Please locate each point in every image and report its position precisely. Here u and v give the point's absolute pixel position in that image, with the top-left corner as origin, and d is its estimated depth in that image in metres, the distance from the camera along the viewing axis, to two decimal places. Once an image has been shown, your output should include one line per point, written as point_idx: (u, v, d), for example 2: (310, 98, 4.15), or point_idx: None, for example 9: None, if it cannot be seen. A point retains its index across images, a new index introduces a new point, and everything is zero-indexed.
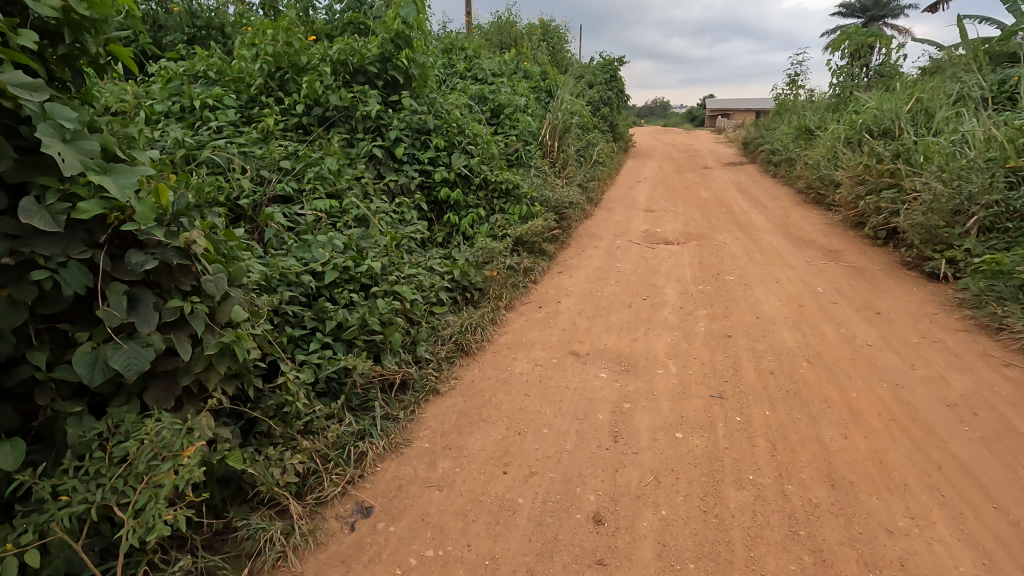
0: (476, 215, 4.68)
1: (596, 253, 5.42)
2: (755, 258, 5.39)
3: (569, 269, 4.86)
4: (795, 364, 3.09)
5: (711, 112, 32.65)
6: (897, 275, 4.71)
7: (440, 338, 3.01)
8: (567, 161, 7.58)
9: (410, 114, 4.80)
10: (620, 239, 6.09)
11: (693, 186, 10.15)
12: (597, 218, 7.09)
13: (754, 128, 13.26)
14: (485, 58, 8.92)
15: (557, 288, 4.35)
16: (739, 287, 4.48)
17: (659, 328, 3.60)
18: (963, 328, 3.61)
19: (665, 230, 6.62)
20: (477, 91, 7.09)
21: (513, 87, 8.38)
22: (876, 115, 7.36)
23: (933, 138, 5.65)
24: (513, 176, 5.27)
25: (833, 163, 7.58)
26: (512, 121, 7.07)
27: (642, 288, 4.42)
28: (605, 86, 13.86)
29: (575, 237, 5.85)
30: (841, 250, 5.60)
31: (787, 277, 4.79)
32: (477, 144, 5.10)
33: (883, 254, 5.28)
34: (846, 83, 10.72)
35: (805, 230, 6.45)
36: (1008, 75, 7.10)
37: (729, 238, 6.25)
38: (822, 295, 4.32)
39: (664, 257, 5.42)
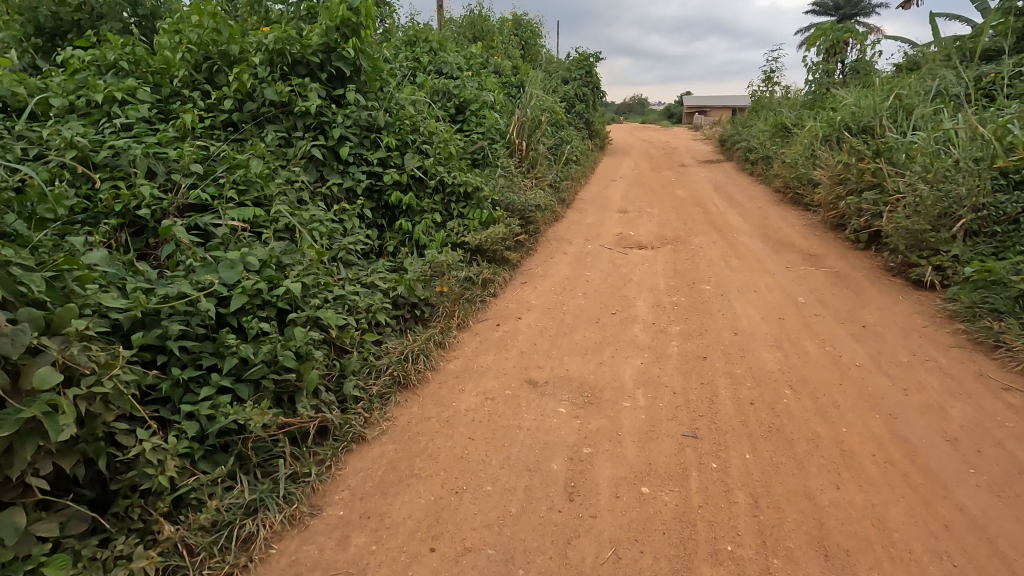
0: (430, 221, 4.28)
1: (564, 260, 5.05)
2: (733, 263, 5.08)
3: (534, 278, 4.48)
4: (778, 391, 2.76)
5: (688, 109, 32.62)
6: (881, 283, 4.43)
7: (373, 370, 2.61)
8: (537, 161, 7.19)
9: (357, 110, 4.36)
10: (591, 244, 5.73)
11: (670, 184, 9.86)
12: (568, 221, 6.72)
13: (731, 125, 13.07)
14: (452, 51, 8.49)
15: (519, 301, 3.97)
16: (715, 297, 4.15)
17: (628, 349, 3.24)
18: (956, 344, 3.33)
19: (638, 233, 6.29)
20: (440, 86, 6.65)
21: (481, 82, 7.95)
22: (854, 112, 7.13)
23: (914, 136, 5.39)
24: (474, 177, 4.87)
25: (811, 162, 7.34)
26: (478, 118, 6.65)
27: (612, 300, 4.06)
28: (580, 81, 13.50)
29: (543, 243, 5.48)
30: (821, 254, 5.32)
31: (766, 285, 4.48)
32: (433, 142, 4.68)
33: (866, 259, 5.02)
34: (822, 79, 10.53)
35: (784, 232, 6.18)
36: (986, 71, 6.93)
37: (705, 241, 5.95)
38: (804, 305, 4.02)
39: (637, 263, 5.07)
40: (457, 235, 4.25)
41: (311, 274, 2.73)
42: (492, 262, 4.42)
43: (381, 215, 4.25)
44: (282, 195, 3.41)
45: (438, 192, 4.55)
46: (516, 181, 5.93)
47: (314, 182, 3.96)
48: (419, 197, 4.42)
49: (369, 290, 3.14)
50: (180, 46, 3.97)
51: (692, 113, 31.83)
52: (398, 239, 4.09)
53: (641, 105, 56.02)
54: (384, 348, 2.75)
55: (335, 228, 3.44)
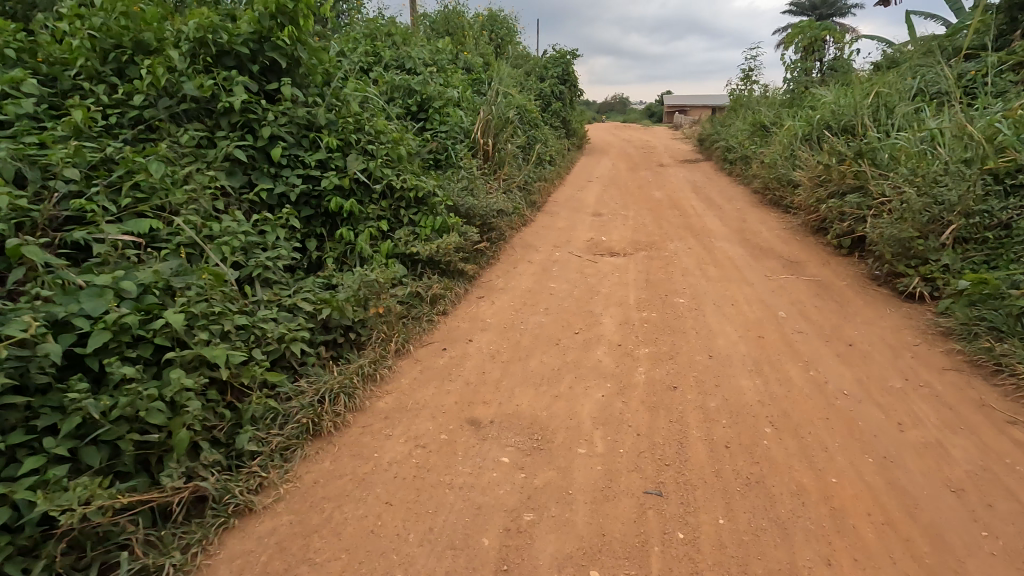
0: (376, 230, 3.87)
1: (527, 269, 4.65)
2: (709, 272, 4.74)
3: (493, 292, 4.07)
4: (757, 430, 2.40)
5: (669, 108, 32.52)
6: (866, 294, 4.11)
7: (276, 415, 2.19)
8: (504, 162, 6.79)
9: (293, 106, 3.90)
10: (560, 251, 5.34)
11: (646, 185, 9.52)
12: (537, 226, 6.34)
13: (710, 125, 12.82)
14: (417, 46, 8.04)
15: (473, 319, 3.56)
16: (689, 312, 3.79)
17: (589, 377, 2.85)
18: (952, 367, 3.00)
19: (611, 238, 5.92)
20: (399, 81, 6.21)
21: (447, 78, 7.51)
22: (834, 110, 6.85)
23: (898, 135, 5.10)
24: (428, 181, 4.46)
25: (790, 163, 7.06)
26: (442, 116, 6.23)
27: (577, 316, 3.67)
28: (556, 78, 13.11)
29: (507, 251, 5.08)
30: (802, 261, 5.00)
31: (744, 297, 4.14)
32: (381, 142, 4.24)
33: (848, 266, 4.72)
34: (800, 78, 10.30)
35: (762, 237, 5.86)
36: (967, 69, 6.72)
37: (680, 247, 5.61)
38: (785, 321, 3.68)
39: (607, 273, 4.69)
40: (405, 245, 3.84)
41: (210, 300, 2.30)
42: (446, 274, 4.00)
43: (319, 224, 3.82)
44: (192, 203, 2.95)
45: (385, 198, 4.12)
46: (480, 184, 5.53)
47: (239, 188, 3.52)
48: (363, 203, 3.99)
49: (288, 316, 2.72)
50: (81, 31, 3.48)
51: (673, 112, 31.71)
52: (337, 252, 3.67)
53: (622, 104, 56.08)
54: (294, 386, 2.33)
55: (253, 242, 3.00)
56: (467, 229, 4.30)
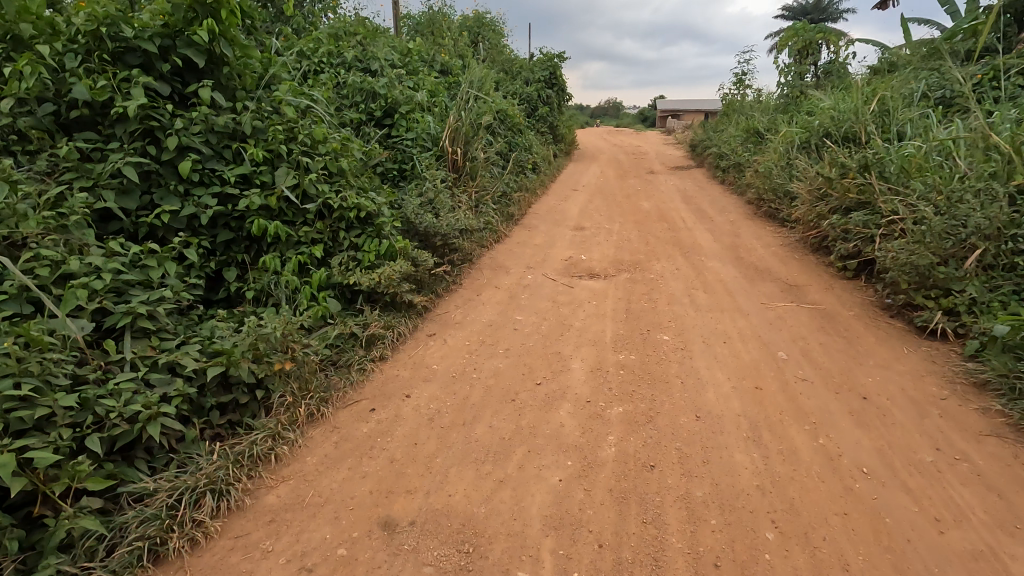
0: (307, 257, 3.30)
1: (492, 298, 4.10)
2: (698, 299, 4.19)
3: (447, 328, 3.51)
4: (754, 538, 1.85)
5: (661, 113, 32.12)
6: (877, 329, 3.57)
7: (104, 533, 1.65)
8: (477, 172, 6.24)
9: (209, 112, 3.29)
10: (532, 273, 4.79)
11: (634, 195, 9.01)
12: (512, 243, 5.79)
13: (702, 130, 12.32)
14: (387, 47, 7.51)
15: (418, 366, 2.99)
16: (674, 353, 3.24)
17: (546, 451, 2.29)
18: (992, 433, 2.47)
19: (591, 257, 5.37)
20: (361, 84, 5.77)
21: (418, 80, 6.96)
22: (833, 116, 6.34)
23: (906, 145, 4.60)
24: (376, 198, 3.89)
25: (787, 173, 6.55)
26: (408, 122, 5.90)
27: (541, 361, 3.11)
28: (542, 82, 12.61)
29: (472, 275, 4.53)
30: (802, 286, 4.48)
31: (738, 332, 3.60)
32: (319, 152, 3.65)
33: (854, 293, 4.20)
34: (795, 82, 9.82)
35: (757, 255, 5.34)
36: (975, 72, 6.24)
37: (667, 267, 5.07)
38: (786, 364, 3.14)
39: (583, 300, 4.14)
40: (341, 275, 3.26)
41: (23, 375, 1.74)
42: (392, 309, 3.43)
43: (242, 251, 3.28)
44: (57, 234, 2.39)
45: (321, 220, 3.52)
46: (444, 200, 4.99)
47: (136, 208, 2.98)
48: (294, 225, 3.42)
49: (161, 379, 2.15)
50: None
51: (667, 116, 31.28)
52: (258, 285, 3.12)
53: (616, 109, 55.85)
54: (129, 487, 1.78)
55: (131, 280, 2.42)
56: (419, 254, 3.73)
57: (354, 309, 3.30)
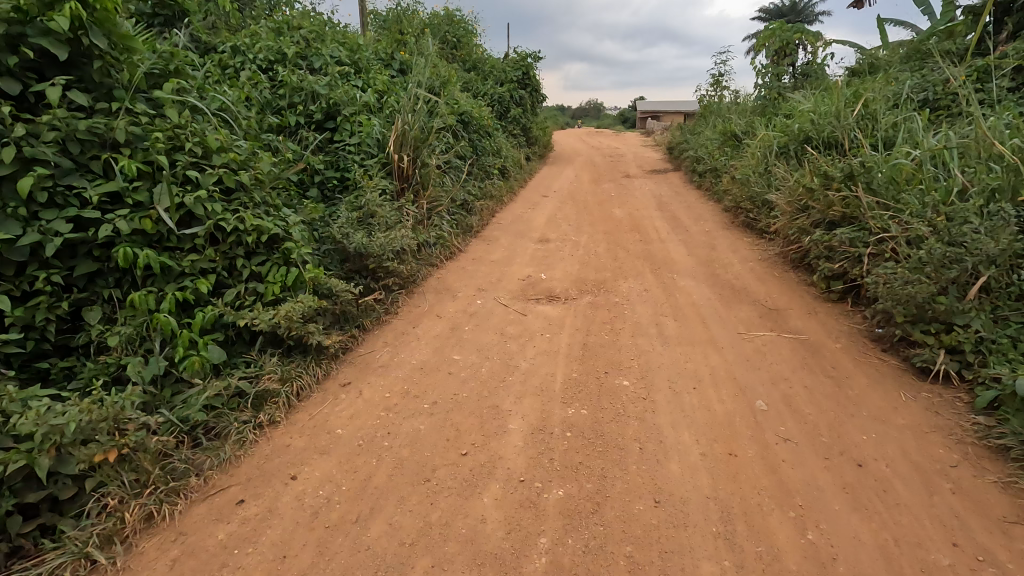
0: (191, 293, 2.69)
1: (431, 330, 3.54)
2: (666, 329, 3.69)
3: (368, 373, 2.94)
4: None
5: (641, 114, 31.87)
6: (868, 368, 3.10)
7: None
8: (429, 180, 5.68)
9: (66, 117, 2.68)
10: (483, 297, 4.25)
11: (607, 201, 8.53)
12: (466, 260, 5.25)
13: (680, 132, 11.92)
14: (338, 42, 6.98)
15: (318, 432, 2.42)
16: (634, 404, 2.73)
17: (457, 565, 1.75)
18: (1019, 520, 2.00)
19: (552, 275, 4.85)
20: (299, 83, 5.49)
21: (368, 80, 6.41)
22: (813, 119, 5.93)
23: (895, 153, 4.18)
24: (290, 218, 3.31)
25: (765, 181, 6.12)
26: (352, 125, 5.51)
27: (473, 420, 2.56)
28: (515, 82, 12.12)
29: (412, 302, 3.97)
30: (782, 311, 4.02)
31: (711, 372, 3.10)
32: (215, 163, 3.04)
33: (840, 321, 3.75)
34: (772, 83, 9.43)
35: (733, 273, 4.88)
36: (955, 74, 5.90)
37: (635, 287, 4.57)
38: (766, 418, 2.64)
39: (536, 332, 3.61)
40: (232, 313, 2.67)
41: None
42: (300, 353, 2.85)
43: (111, 286, 2.66)
44: None
45: (213, 245, 2.91)
46: (386, 215, 4.45)
47: None
48: (178, 253, 2.82)
49: None
50: None
51: (646, 117, 31.02)
52: (124, 330, 2.51)
53: (596, 110, 55.67)
54: None
55: None
56: (339, 284, 3.16)
57: (249, 356, 2.71)
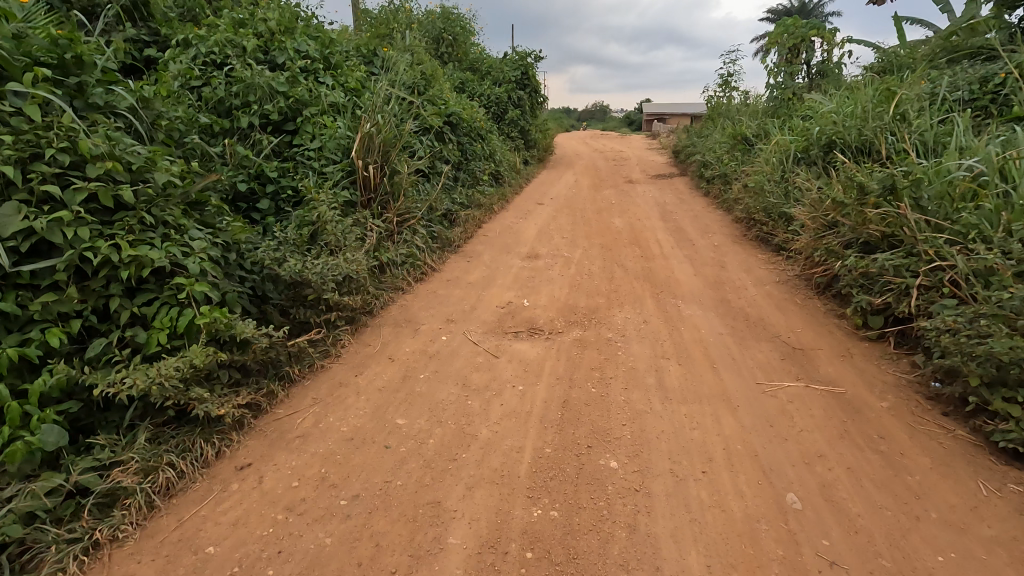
0: (40, 349, 2.02)
1: (376, 382, 2.86)
2: (668, 378, 2.99)
3: (278, 449, 2.27)
4: None
5: (647, 116, 31.12)
6: (926, 442, 2.42)
7: None
8: (401, 189, 5.02)
9: None
10: (450, 331, 3.57)
11: (606, 210, 7.82)
12: (439, 282, 4.57)
13: (686, 135, 11.24)
14: (313, 33, 6.35)
15: (179, 553, 1.76)
16: (623, 501, 2.04)
17: None
18: None
19: (536, 302, 4.16)
20: (255, 80, 4.85)
21: (339, 76, 5.78)
22: (837, 121, 5.24)
23: (946, 161, 3.50)
24: (195, 242, 2.63)
25: (783, 191, 5.44)
26: (314, 128, 4.88)
27: (402, 530, 1.88)
28: (513, 83, 11.42)
29: (360, 341, 3.29)
30: (810, 352, 3.33)
31: (723, 445, 2.41)
32: (88, 175, 2.36)
33: (881, 368, 3.06)
34: (786, 83, 8.68)
35: (747, 299, 4.19)
36: (994, 70, 5.26)
37: (632, 317, 3.90)
38: (799, 526, 1.95)
39: (507, 381, 2.92)
40: (89, 376, 2.00)
41: None
42: (186, 425, 2.19)
43: None
44: None
45: (80, 282, 2.24)
46: (338, 232, 3.78)
47: None
48: (29, 292, 2.13)
49: None
50: None
51: (653, 119, 30.38)
52: None
53: (602, 112, 55.06)
54: None
55: None
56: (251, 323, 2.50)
57: (111, 432, 2.05)
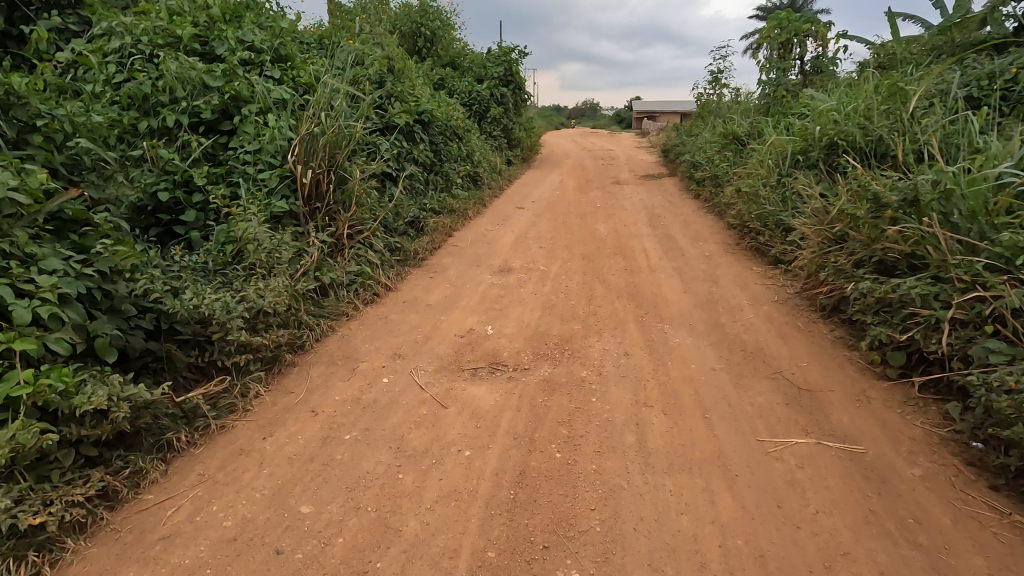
0: None
1: (286, 449, 2.29)
2: (650, 436, 2.45)
3: (127, 562, 1.71)
4: None
5: (637, 115, 30.72)
6: (974, 535, 1.92)
7: None
8: (354, 198, 4.45)
9: None
10: (396, 370, 3.02)
11: (590, 214, 7.29)
12: (393, 304, 4.00)
13: (675, 134, 10.75)
14: (263, 15, 5.71)
15: None
16: None
17: None
18: None
19: (502, 329, 3.60)
20: (184, 74, 4.27)
21: (289, 70, 5.18)
22: (840, 121, 4.73)
23: (979, 167, 2.99)
24: (47, 276, 2.10)
25: (782, 198, 4.93)
26: (253, 127, 4.29)
27: None
28: (497, 79, 10.84)
29: (279, 390, 2.72)
30: (820, 394, 2.80)
31: (717, 541, 1.88)
32: None
33: (907, 419, 2.54)
34: (779, 80, 8.11)
35: (743, 323, 3.67)
36: (1006, 66, 4.80)
37: (612, 347, 3.36)
38: None
39: (452, 443, 2.36)
40: None
41: None
42: None
43: None
44: None
45: None
46: (263, 252, 3.19)
47: None
48: None
49: None
50: None
51: (642, 117, 29.92)
52: None
53: (591, 109, 54.60)
54: None
55: None
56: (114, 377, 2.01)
57: None
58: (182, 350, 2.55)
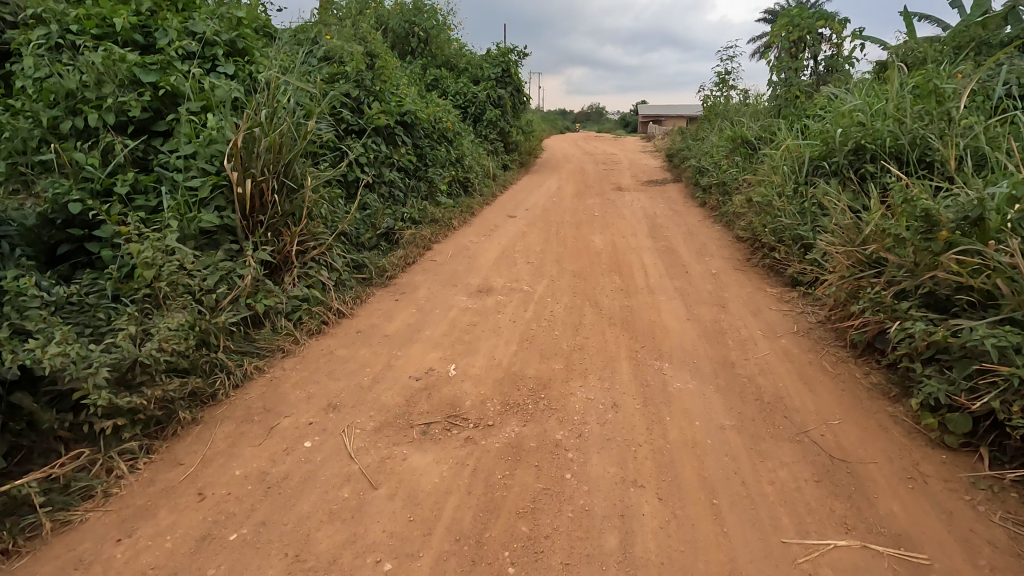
0: None
1: (144, 560, 1.71)
2: (637, 536, 1.84)
3: None
4: None
5: (642, 119, 30.15)
6: None
7: None
8: (304, 209, 3.86)
9: None
10: (324, 429, 2.42)
11: (587, 224, 6.68)
12: (344, 334, 3.41)
13: (681, 137, 10.14)
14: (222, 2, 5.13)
15: None
16: None
17: None
18: None
19: (467, 370, 2.99)
20: (111, 66, 3.69)
21: (245, 64, 4.61)
22: (869, 122, 4.10)
23: None
24: None
25: (801, 210, 4.30)
26: (189, 127, 3.72)
27: None
28: (493, 80, 10.26)
29: (164, 461, 2.15)
30: (861, 468, 2.18)
31: None
32: None
33: (978, 513, 1.93)
34: (792, 80, 7.48)
35: (758, 361, 3.04)
36: None
37: (598, 395, 2.75)
38: None
39: (370, 550, 1.77)
40: None
41: None
42: None
43: None
44: None
45: None
46: (169, 279, 2.60)
47: None
48: None
49: None
50: None
51: (648, 120, 29.33)
52: None
53: (597, 113, 54.14)
54: None
55: None
56: None
57: None
58: (52, 409, 2.00)
